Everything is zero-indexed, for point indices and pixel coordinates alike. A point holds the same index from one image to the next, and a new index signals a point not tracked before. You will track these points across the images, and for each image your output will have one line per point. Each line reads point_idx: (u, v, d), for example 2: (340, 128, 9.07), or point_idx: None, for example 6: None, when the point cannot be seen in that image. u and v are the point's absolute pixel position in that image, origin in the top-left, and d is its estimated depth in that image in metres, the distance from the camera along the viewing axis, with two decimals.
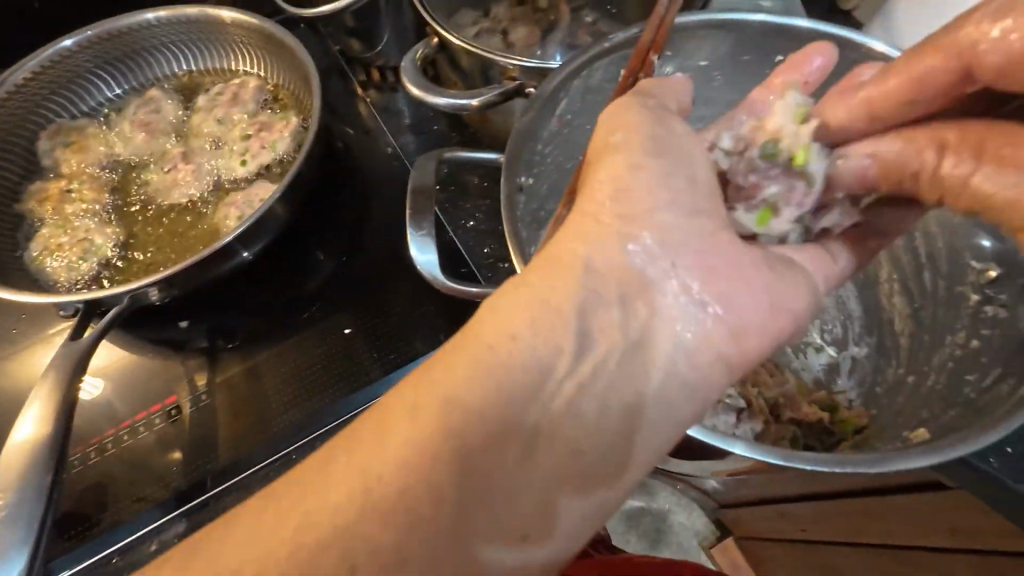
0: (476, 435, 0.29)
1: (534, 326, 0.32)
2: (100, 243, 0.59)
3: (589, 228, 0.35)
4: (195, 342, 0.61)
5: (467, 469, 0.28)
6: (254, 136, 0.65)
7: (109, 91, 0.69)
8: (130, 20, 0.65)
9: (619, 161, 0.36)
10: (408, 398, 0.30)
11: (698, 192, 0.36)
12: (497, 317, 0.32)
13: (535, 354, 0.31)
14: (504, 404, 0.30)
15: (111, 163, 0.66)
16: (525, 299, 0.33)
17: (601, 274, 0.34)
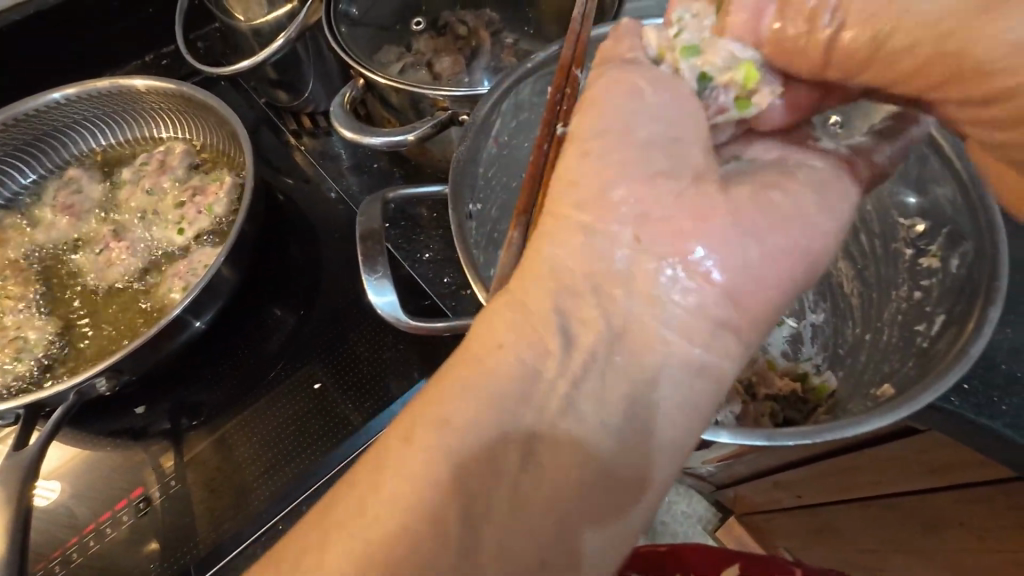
0: (473, 453, 0.28)
1: (516, 332, 0.30)
2: (34, 338, 0.55)
3: (563, 226, 0.32)
4: (156, 426, 0.58)
5: (489, 486, 0.28)
6: (188, 203, 0.63)
7: (25, 177, 0.66)
8: (36, 102, 0.61)
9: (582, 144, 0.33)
10: (423, 417, 0.29)
11: (688, 164, 0.31)
12: (485, 333, 0.31)
13: (524, 368, 0.30)
14: (500, 419, 0.29)
15: (35, 252, 0.62)
16: (513, 312, 0.31)
17: (583, 270, 0.32)
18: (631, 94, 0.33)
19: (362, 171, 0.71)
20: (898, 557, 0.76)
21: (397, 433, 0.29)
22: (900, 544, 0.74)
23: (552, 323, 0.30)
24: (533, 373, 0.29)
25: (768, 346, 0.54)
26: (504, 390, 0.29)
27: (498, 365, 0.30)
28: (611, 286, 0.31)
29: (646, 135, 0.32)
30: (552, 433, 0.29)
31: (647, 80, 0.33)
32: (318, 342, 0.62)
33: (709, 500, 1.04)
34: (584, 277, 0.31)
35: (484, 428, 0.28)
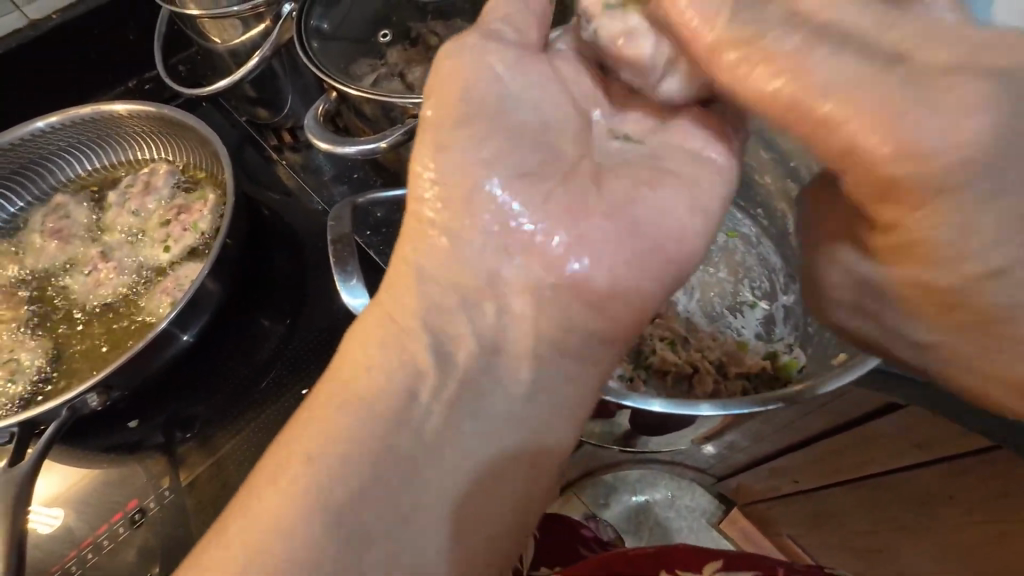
0: (350, 446, 0.33)
1: (390, 346, 0.37)
2: (28, 359, 0.57)
3: (417, 231, 0.39)
4: (149, 441, 0.59)
5: (366, 476, 0.33)
6: (173, 221, 0.65)
7: (15, 205, 0.68)
8: (19, 132, 0.63)
9: (435, 136, 0.38)
10: (306, 419, 0.35)
11: (522, 152, 0.39)
12: (358, 343, 0.37)
13: (387, 374, 0.36)
14: (371, 421, 0.34)
15: (26, 276, 0.64)
16: (377, 323, 0.38)
17: (434, 275, 0.39)
18: (494, 76, 0.39)
19: (343, 181, 0.72)
20: (896, 538, 0.75)
21: (287, 436, 0.34)
22: (898, 524, 0.74)
23: (413, 333, 0.37)
24: (405, 382, 0.36)
25: (741, 329, 0.55)
26: (381, 403, 0.35)
27: (363, 365, 0.36)
28: (464, 280, 0.38)
29: (482, 124, 0.38)
30: (418, 426, 0.35)
31: (502, 57, 0.40)
32: (305, 350, 0.64)
33: (712, 492, 1.02)
34: (452, 282, 0.38)
35: (359, 418, 0.34)
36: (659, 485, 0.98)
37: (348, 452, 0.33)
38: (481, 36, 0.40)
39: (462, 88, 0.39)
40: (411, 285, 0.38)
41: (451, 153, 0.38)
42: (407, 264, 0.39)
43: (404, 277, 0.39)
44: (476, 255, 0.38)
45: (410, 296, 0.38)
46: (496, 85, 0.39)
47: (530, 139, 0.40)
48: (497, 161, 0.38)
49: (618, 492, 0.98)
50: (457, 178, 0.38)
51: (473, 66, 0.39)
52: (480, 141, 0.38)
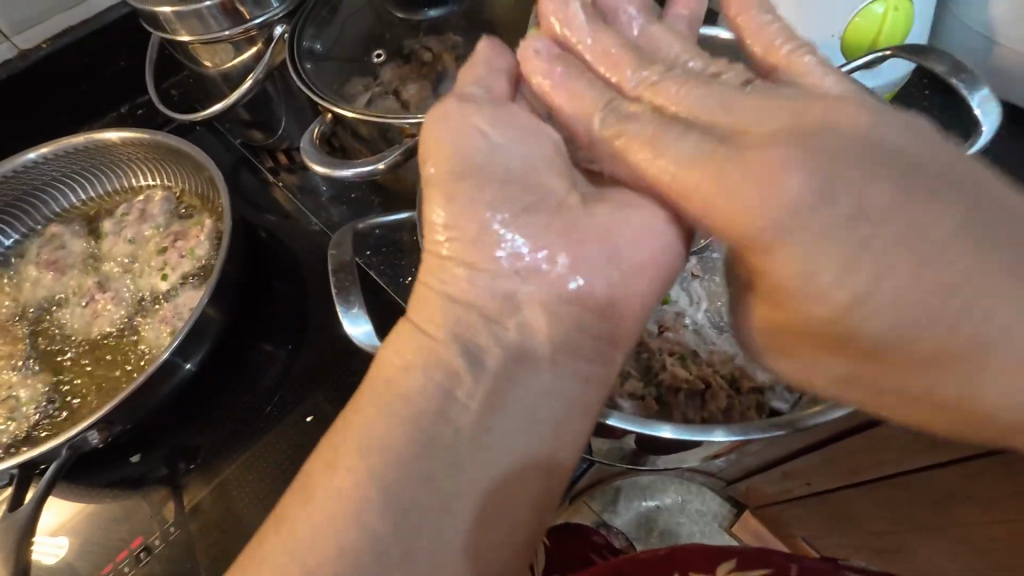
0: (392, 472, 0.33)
1: (423, 364, 0.36)
2: (26, 396, 0.56)
3: (439, 257, 0.39)
4: (153, 473, 0.58)
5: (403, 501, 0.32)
6: (170, 248, 0.64)
7: (7, 239, 0.67)
8: (11, 165, 0.62)
9: (443, 178, 0.38)
10: (344, 438, 0.34)
11: (523, 178, 0.37)
12: (392, 363, 0.37)
13: (425, 388, 0.35)
14: (408, 442, 0.34)
15: (22, 308, 0.63)
16: (410, 343, 0.37)
17: (457, 293, 0.38)
18: (477, 126, 0.38)
19: (341, 201, 0.72)
20: (915, 539, 0.74)
21: (319, 466, 0.34)
22: (913, 525, 0.73)
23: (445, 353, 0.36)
24: (440, 395, 0.35)
25: None
26: (415, 421, 0.34)
27: (395, 387, 0.35)
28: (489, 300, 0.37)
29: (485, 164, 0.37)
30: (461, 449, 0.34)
31: (484, 109, 0.38)
32: (307, 374, 0.63)
33: (723, 495, 1.00)
34: (469, 312, 0.37)
35: (395, 441, 0.33)
36: (669, 490, 0.97)
37: (384, 479, 0.33)
38: (466, 101, 0.38)
39: (458, 130, 0.38)
40: (437, 313, 0.38)
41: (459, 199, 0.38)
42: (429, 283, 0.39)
43: (436, 297, 0.38)
44: (491, 279, 0.37)
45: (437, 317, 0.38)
46: (489, 137, 0.38)
47: (518, 169, 0.38)
48: (495, 188, 0.37)
49: (627, 499, 0.96)
50: (472, 205, 0.37)
51: (463, 107, 0.38)
52: (485, 177, 0.37)
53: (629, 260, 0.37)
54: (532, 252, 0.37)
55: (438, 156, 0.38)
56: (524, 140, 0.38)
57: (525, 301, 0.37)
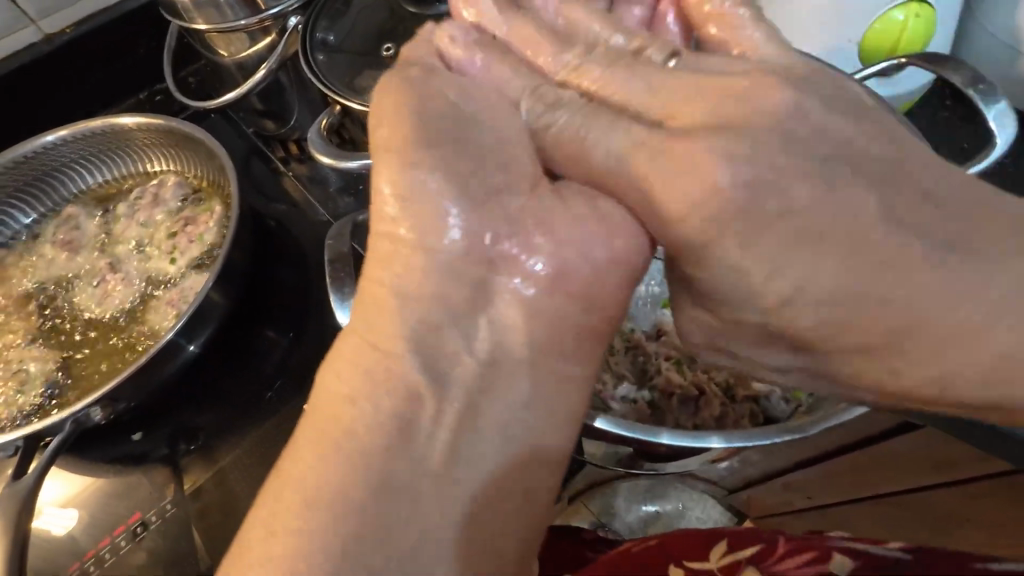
0: (341, 502, 0.30)
1: (370, 380, 0.33)
2: (34, 370, 0.58)
3: (387, 246, 0.36)
4: (154, 452, 0.59)
5: (355, 524, 0.30)
6: (179, 233, 0.65)
7: (26, 218, 0.69)
8: (30, 145, 0.64)
9: (398, 154, 0.35)
10: (289, 463, 0.32)
11: (487, 165, 0.36)
12: (331, 382, 0.34)
13: (375, 409, 0.33)
14: (359, 470, 0.31)
15: (36, 285, 0.65)
16: (354, 358, 0.34)
17: (408, 295, 0.35)
18: (442, 96, 0.37)
19: (349, 193, 0.72)
20: None
21: (272, 490, 0.32)
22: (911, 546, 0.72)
23: (389, 367, 0.34)
24: (395, 413, 0.33)
25: None
26: (363, 443, 0.32)
27: (342, 397, 0.33)
28: (453, 295, 0.35)
29: (438, 142, 0.35)
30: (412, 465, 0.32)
31: (449, 88, 0.37)
32: (307, 363, 0.63)
33: (723, 504, 0.99)
34: (423, 311, 0.35)
35: (340, 472, 0.31)
36: (669, 496, 0.96)
37: (329, 505, 0.30)
38: (429, 73, 0.37)
39: (417, 109, 0.35)
40: (386, 323, 0.34)
41: (414, 172, 0.35)
42: (380, 284, 0.35)
43: (377, 294, 0.35)
44: (448, 274, 0.35)
45: (381, 339, 0.34)
46: (458, 108, 0.36)
47: (484, 151, 0.36)
48: (448, 173, 0.35)
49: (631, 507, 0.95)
50: (425, 194, 0.35)
51: (412, 96, 0.36)
52: (437, 166, 0.35)
53: (589, 269, 0.35)
54: (488, 245, 0.35)
55: (388, 129, 0.35)
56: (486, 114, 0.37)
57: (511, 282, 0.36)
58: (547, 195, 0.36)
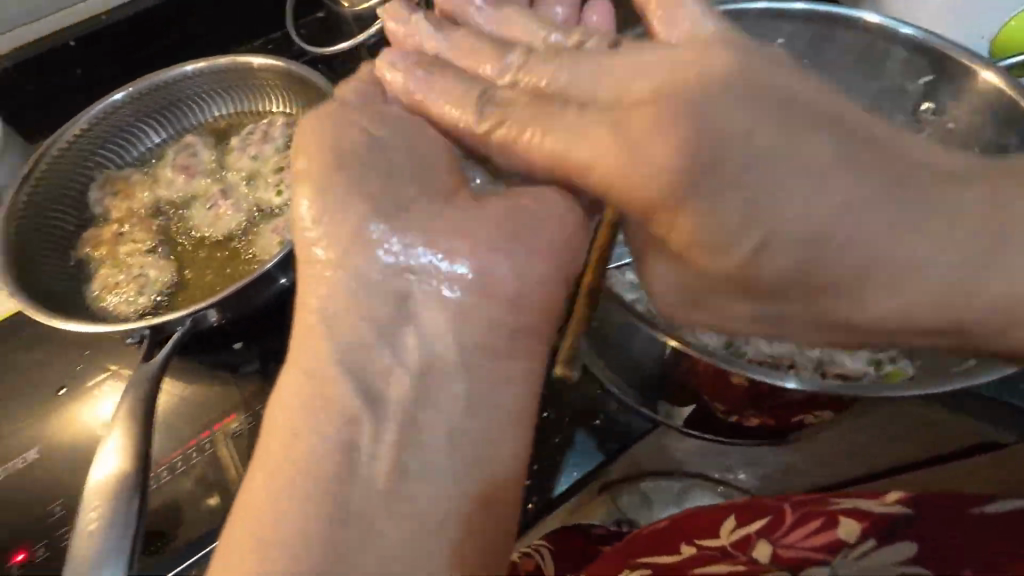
0: (318, 495, 0.38)
1: (304, 405, 0.40)
2: (154, 276, 0.63)
3: (309, 273, 0.42)
4: (246, 366, 0.64)
5: (323, 509, 0.38)
6: (287, 169, 0.69)
7: (149, 141, 0.75)
8: (166, 73, 0.70)
9: (307, 182, 0.41)
10: (265, 469, 0.40)
11: (416, 182, 0.41)
12: (287, 404, 0.41)
13: (315, 428, 0.40)
14: (310, 472, 0.39)
15: (156, 202, 0.70)
16: (299, 379, 0.41)
17: (339, 327, 0.41)
18: (363, 130, 0.42)
19: None
20: None
21: (253, 492, 0.39)
22: None
23: (334, 391, 0.41)
24: (341, 435, 0.40)
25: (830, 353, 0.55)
26: (308, 457, 0.39)
27: (289, 423, 0.40)
28: (388, 329, 0.41)
29: (376, 169, 0.41)
30: (356, 465, 0.40)
31: (364, 118, 0.43)
32: None
33: None
34: (354, 335, 0.41)
35: (302, 468, 0.39)
36: None
37: (304, 495, 0.38)
38: (349, 107, 0.43)
39: (330, 139, 0.41)
40: (313, 357, 0.41)
41: (319, 207, 0.40)
42: (310, 323, 0.41)
43: (307, 331, 0.41)
44: (384, 288, 0.41)
45: (313, 363, 0.41)
46: (367, 137, 0.42)
47: (413, 171, 0.42)
48: (381, 207, 0.40)
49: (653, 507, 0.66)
50: (350, 226, 0.40)
51: (329, 130, 0.42)
52: (365, 202, 0.40)
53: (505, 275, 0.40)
54: (415, 266, 0.40)
55: (309, 159, 0.41)
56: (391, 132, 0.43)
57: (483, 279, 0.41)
58: (452, 209, 0.41)
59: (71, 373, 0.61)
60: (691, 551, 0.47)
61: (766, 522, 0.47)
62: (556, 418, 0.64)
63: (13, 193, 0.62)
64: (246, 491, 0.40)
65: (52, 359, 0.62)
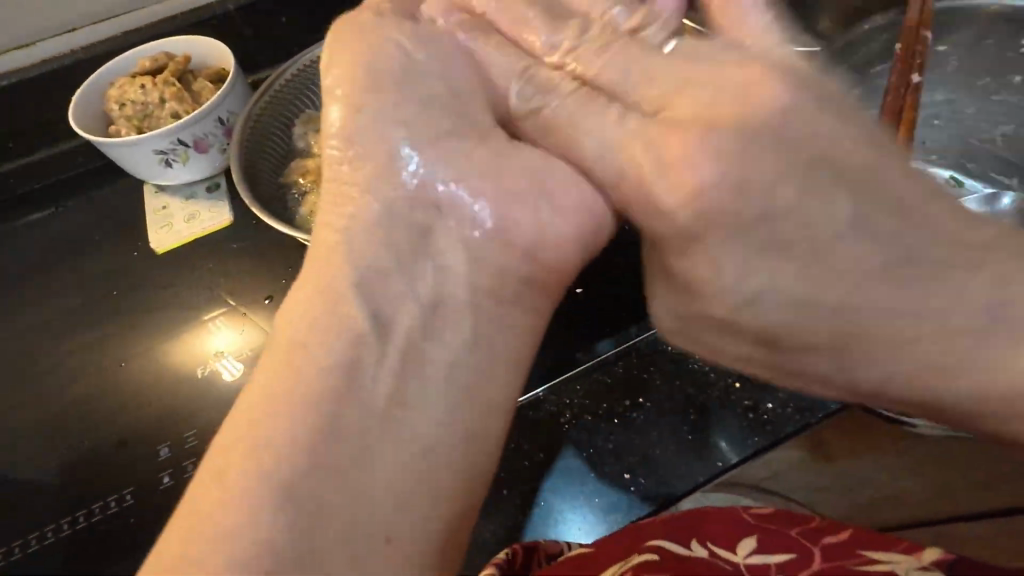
0: (306, 438, 0.34)
1: (320, 324, 0.38)
2: None
3: (338, 191, 0.41)
4: None
5: (303, 460, 0.33)
6: None
7: None
8: None
9: (344, 95, 0.41)
10: (255, 398, 0.36)
11: (441, 110, 0.41)
12: (296, 326, 0.38)
13: (327, 357, 0.37)
14: (308, 410, 0.35)
15: None
16: (310, 298, 0.39)
17: (359, 249, 0.40)
18: (399, 52, 0.41)
19: None
20: None
21: (238, 422, 0.35)
22: None
23: (347, 316, 0.38)
24: (347, 361, 0.37)
25: None
26: (314, 388, 0.36)
27: (296, 347, 0.37)
28: (404, 247, 0.40)
29: (400, 93, 0.41)
30: (353, 405, 0.36)
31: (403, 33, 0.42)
32: None
33: None
34: (370, 257, 0.40)
35: (290, 409, 0.35)
36: None
37: (290, 435, 0.34)
38: (382, 18, 0.42)
39: (370, 58, 0.41)
40: (334, 277, 0.39)
41: (368, 124, 0.41)
42: (333, 244, 0.40)
43: (326, 252, 0.40)
44: (402, 213, 0.40)
45: (323, 284, 0.39)
46: (407, 58, 0.41)
47: (446, 102, 0.41)
48: (416, 129, 0.40)
49: None
50: (377, 147, 0.41)
51: (368, 35, 0.41)
52: (395, 123, 0.40)
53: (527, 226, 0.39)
54: (436, 197, 0.40)
55: (344, 70, 0.41)
56: (439, 64, 0.42)
57: (508, 219, 0.39)
58: (484, 150, 0.40)
59: (195, 292, 0.60)
60: (702, 553, 0.37)
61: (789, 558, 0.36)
62: (599, 419, 0.46)
63: (197, 91, 0.63)
64: (236, 412, 0.36)
65: (188, 271, 0.61)
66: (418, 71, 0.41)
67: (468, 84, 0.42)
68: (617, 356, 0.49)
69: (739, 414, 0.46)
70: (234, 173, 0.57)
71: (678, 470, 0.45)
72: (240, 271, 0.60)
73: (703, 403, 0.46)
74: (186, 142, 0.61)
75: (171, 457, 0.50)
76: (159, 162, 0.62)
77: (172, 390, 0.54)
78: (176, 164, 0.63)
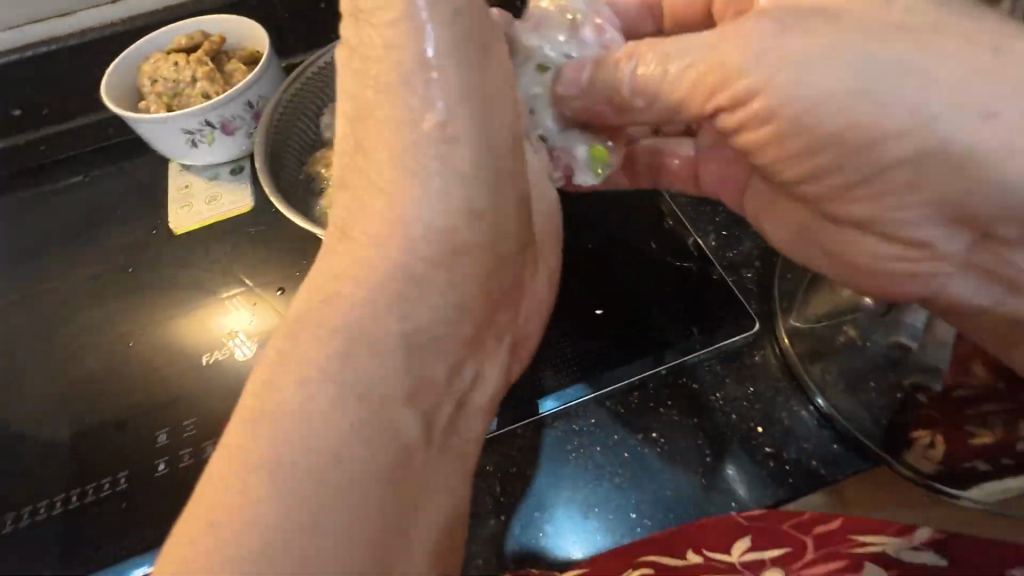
0: (304, 515, 0.27)
1: (296, 371, 0.30)
2: None
3: (361, 219, 0.36)
4: None
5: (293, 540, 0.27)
6: None
7: None
8: None
9: (371, 115, 0.36)
10: (224, 463, 0.28)
11: (483, 131, 0.36)
12: (287, 379, 0.30)
13: (292, 407, 0.29)
14: (300, 481, 0.28)
15: None
16: (309, 348, 0.31)
17: (381, 282, 0.33)
18: (421, 71, 0.35)
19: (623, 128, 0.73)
20: None
21: (204, 502, 0.27)
22: None
23: (346, 368, 0.31)
24: (329, 422, 0.29)
25: None
26: (311, 452, 0.28)
27: (295, 405, 0.29)
28: (413, 287, 0.34)
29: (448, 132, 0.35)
30: (361, 483, 0.29)
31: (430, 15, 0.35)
32: None
33: None
34: (387, 294, 0.33)
35: (273, 476, 0.27)
36: None
37: (289, 513, 0.27)
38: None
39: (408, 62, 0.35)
40: (334, 313, 0.32)
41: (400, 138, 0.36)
42: (339, 285, 0.33)
43: (331, 288, 0.33)
44: (398, 255, 0.34)
45: (329, 320, 0.32)
46: (438, 69, 0.35)
47: (477, 109, 0.35)
48: (449, 146, 0.35)
49: None
50: (395, 166, 0.35)
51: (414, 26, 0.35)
52: (423, 134, 0.35)
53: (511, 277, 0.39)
54: (461, 224, 0.35)
55: (382, 66, 0.36)
56: (437, 48, 0.35)
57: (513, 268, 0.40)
58: (511, 184, 0.37)
59: (209, 279, 0.59)
60: (696, 560, 0.37)
61: (781, 554, 0.37)
62: (609, 449, 0.44)
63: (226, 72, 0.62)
64: (206, 482, 0.28)
65: (205, 254, 0.61)
66: (470, 88, 0.35)
67: (508, 135, 0.37)
68: (635, 384, 0.46)
69: (760, 463, 0.43)
70: (256, 158, 0.56)
71: (686, 513, 0.42)
72: (254, 261, 0.59)
73: (721, 446, 0.44)
74: (213, 122, 0.60)
75: (168, 445, 0.49)
76: (183, 141, 0.61)
77: (177, 376, 0.53)
78: (202, 144, 0.62)
